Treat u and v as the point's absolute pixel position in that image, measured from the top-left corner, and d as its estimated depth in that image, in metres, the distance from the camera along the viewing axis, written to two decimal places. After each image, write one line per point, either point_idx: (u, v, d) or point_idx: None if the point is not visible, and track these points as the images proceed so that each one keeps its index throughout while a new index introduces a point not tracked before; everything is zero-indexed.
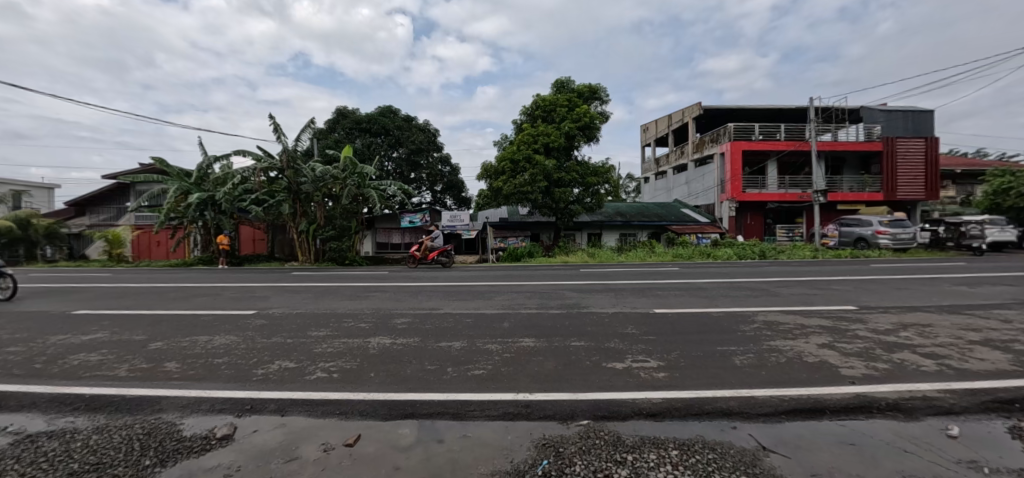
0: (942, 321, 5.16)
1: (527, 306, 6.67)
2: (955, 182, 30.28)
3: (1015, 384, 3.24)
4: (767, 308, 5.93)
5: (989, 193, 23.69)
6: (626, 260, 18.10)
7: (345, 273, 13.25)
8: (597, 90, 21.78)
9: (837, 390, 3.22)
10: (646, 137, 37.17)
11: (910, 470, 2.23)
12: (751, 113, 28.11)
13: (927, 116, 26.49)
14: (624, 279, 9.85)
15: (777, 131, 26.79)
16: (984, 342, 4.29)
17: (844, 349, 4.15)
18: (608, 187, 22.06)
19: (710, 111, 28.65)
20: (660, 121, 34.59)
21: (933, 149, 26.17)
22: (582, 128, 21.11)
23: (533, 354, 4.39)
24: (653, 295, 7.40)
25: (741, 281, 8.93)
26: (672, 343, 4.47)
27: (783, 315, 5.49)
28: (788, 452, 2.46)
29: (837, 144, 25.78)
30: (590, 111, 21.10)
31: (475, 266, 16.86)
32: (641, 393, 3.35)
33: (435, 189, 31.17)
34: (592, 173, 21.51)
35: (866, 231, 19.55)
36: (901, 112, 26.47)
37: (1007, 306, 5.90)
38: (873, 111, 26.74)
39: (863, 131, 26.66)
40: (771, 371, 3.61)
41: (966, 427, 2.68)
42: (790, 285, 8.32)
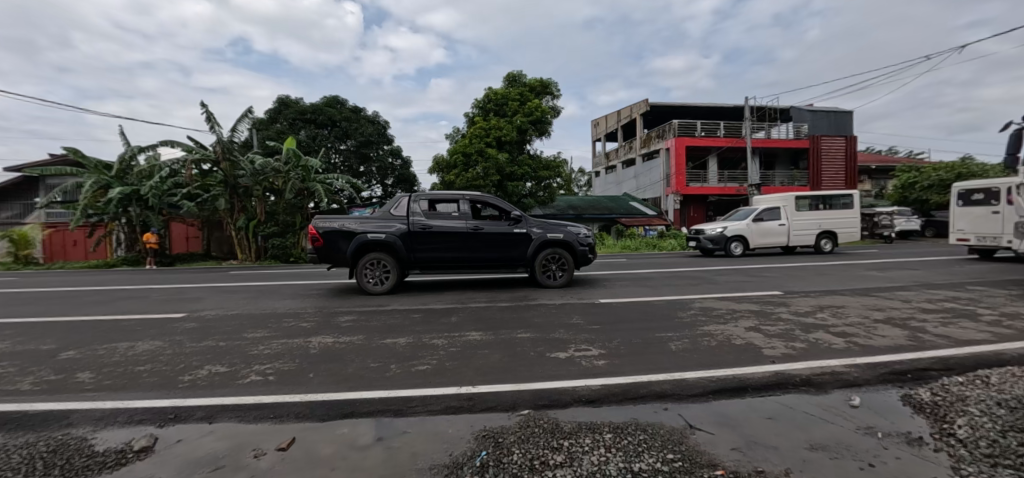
0: (854, 302, 5.70)
1: (476, 300, 6.67)
2: (872, 177, 33.46)
3: (907, 357, 3.64)
4: (705, 295, 6.27)
5: (898, 187, 26.34)
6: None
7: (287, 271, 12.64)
8: (548, 85, 22.02)
9: (759, 370, 3.47)
10: (597, 132, 38.16)
11: (817, 439, 2.43)
12: (694, 111, 29.53)
13: (847, 117, 29.00)
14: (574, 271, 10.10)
15: (717, 128, 28.33)
16: (889, 320, 4.78)
17: (768, 330, 4.48)
18: (560, 181, 22.40)
19: (657, 109, 29.77)
20: (609, 117, 35.62)
21: (852, 145, 28.51)
22: (534, 122, 21.23)
23: (479, 347, 4.40)
24: (600, 286, 7.60)
25: (682, 271, 9.42)
26: (614, 332, 4.61)
27: (718, 301, 5.84)
28: (712, 429, 2.62)
29: (771, 141, 27.51)
30: (541, 106, 21.24)
31: None
32: (582, 380, 3.46)
33: (386, 183, 30.62)
34: (545, 167, 21.70)
35: None
36: (826, 112, 28.74)
37: (905, 288, 6.62)
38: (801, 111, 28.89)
39: (793, 130, 28.77)
40: (703, 355, 3.83)
41: (867, 397, 2.96)
42: (726, 273, 8.90)
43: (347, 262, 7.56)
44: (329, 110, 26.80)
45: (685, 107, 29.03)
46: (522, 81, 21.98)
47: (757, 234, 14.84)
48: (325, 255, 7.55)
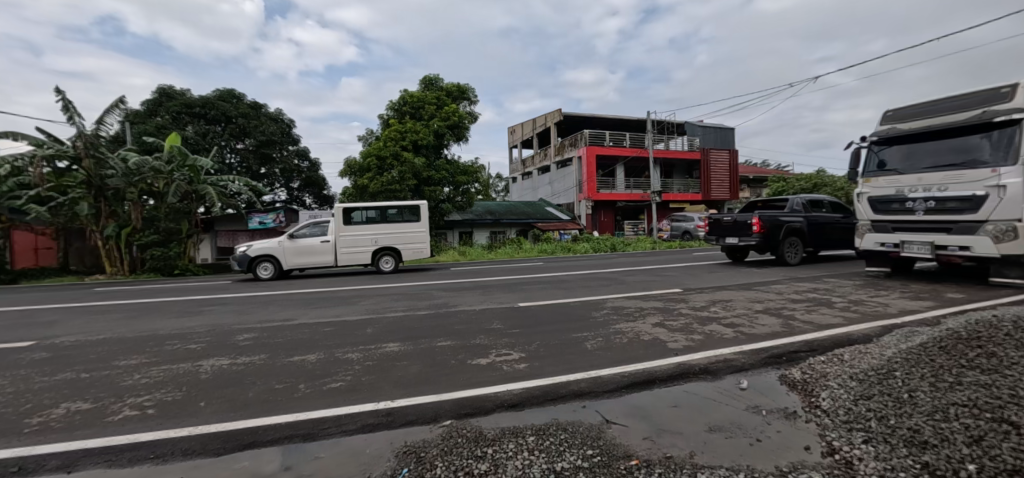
0: (739, 295, 6.50)
1: (393, 309, 6.42)
2: (750, 185, 38.72)
3: (781, 341, 4.23)
4: (616, 295, 6.71)
5: (771, 195, 30.76)
6: (495, 257, 18.90)
7: (166, 286, 11.07)
8: (466, 90, 22.00)
9: (665, 362, 3.78)
10: (513, 139, 39.14)
11: (715, 422, 2.69)
12: (604, 122, 31.67)
13: (729, 133, 33.20)
14: (493, 275, 10.23)
15: (624, 139, 30.73)
16: (767, 310, 5.52)
17: (671, 325, 4.92)
18: (478, 187, 22.47)
19: (571, 119, 31.44)
20: (526, 125, 36.73)
21: (734, 157, 32.62)
22: (451, 127, 21.17)
23: (398, 358, 4.23)
24: (519, 289, 7.76)
25: (594, 273, 10.01)
26: (533, 335, 4.72)
27: (628, 300, 6.29)
28: (626, 422, 2.79)
29: (670, 152, 30.48)
30: (458, 111, 21.26)
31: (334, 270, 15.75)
32: (505, 385, 3.48)
33: (291, 186, 28.60)
34: (462, 172, 21.68)
35: (689, 225, 23.68)
36: (713, 128, 32.64)
37: (777, 281, 7.72)
38: (693, 127, 32.45)
39: (687, 143, 32.17)
40: (615, 351, 4.09)
41: (752, 380, 3.36)
42: (634, 273, 9.63)
43: (780, 242, 11.01)
44: (223, 104, 24.11)
45: (596, 118, 30.98)
46: (438, 85, 21.91)
47: (296, 254, 12.26)
48: (764, 240, 10.79)
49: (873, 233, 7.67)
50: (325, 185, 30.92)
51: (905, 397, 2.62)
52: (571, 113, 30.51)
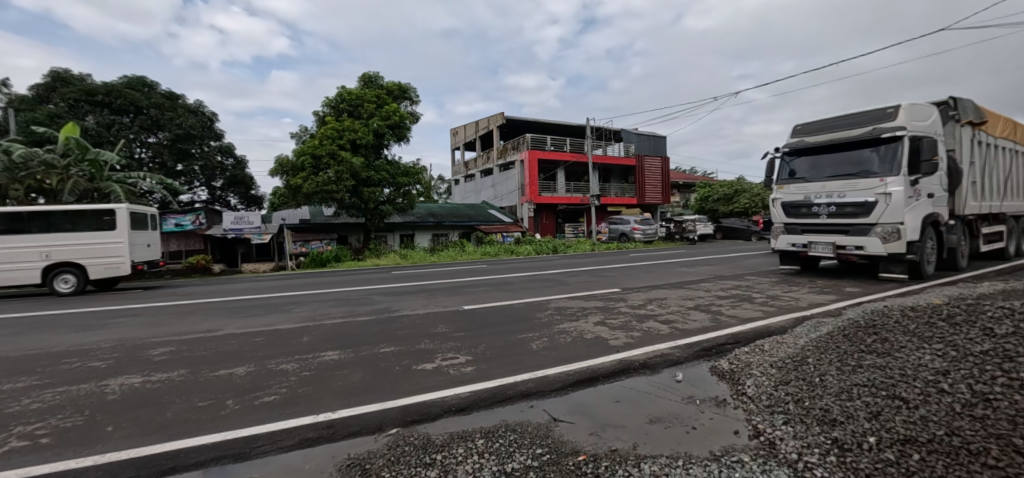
0: (673, 293, 6.96)
1: (332, 316, 6.06)
2: (679, 190, 41.74)
3: (710, 335, 4.59)
4: (559, 296, 6.89)
5: (699, 199, 33.47)
6: (437, 260, 18.58)
7: (52, 297, 9.53)
8: (406, 89, 21.46)
9: (607, 359, 3.94)
10: (455, 140, 38.84)
11: (654, 413, 2.84)
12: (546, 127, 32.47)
13: (661, 141, 35.55)
14: (437, 278, 10.05)
15: (564, 144, 31.74)
16: (696, 307, 5.97)
17: (611, 323, 5.14)
18: (420, 188, 21.93)
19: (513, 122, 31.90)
20: (468, 127, 36.59)
21: (666, 164, 35.01)
22: (391, 127, 20.52)
23: (339, 367, 3.99)
24: (465, 292, 7.70)
25: (538, 274, 10.18)
26: (479, 337, 4.70)
27: (570, 300, 6.48)
28: (572, 419, 2.85)
29: (608, 158, 31.99)
30: (399, 111, 20.66)
31: (261, 275, 14.53)
32: (452, 389, 3.42)
33: (213, 185, 26.08)
34: (403, 173, 21.05)
35: (627, 227, 25.07)
36: (647, 137, 34.76)
37: (705, 279, 8.39)
38: (629, 134, 34.32)
39: (623, 149, 33.96)
40: (561, 351, 4.19)
41: (686, 372, 3.60)
42: (576, 274, 9.96)
43: None
44: (132, 93, 21.43)
45: (538, 123, 31.67)
46: (378, 83, 21.19)
47: None
48: None
49: (784, 235, 8.59)
50: (252, 184, 28.44)
51: (817, 380, 2.88)
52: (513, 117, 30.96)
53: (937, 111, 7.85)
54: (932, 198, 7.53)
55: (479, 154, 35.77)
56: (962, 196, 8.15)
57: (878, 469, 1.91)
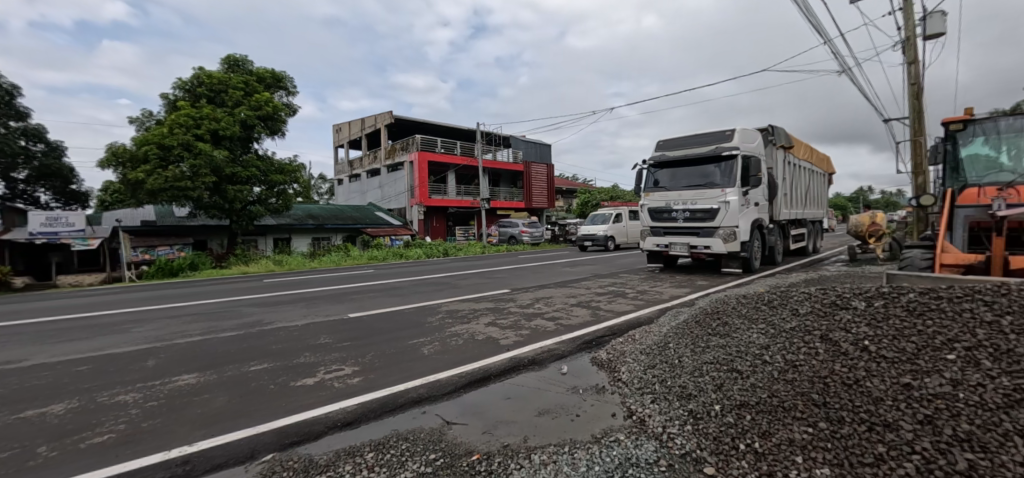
0: (559, 292, 7.44)
1: (187, 334, 5.12)
2: (563, 196, 45.10)
3: (590, 328, 5.01)
4: (451, 299, 6.87)
5: (580, 204, 36.46)
6: (317, 265, 17.07)
7: None
8: (281, 78, 19.35)
9: (498, 358, 4.02)
10: (339, 137, 36.34)
11: (543, 406, 2.97)
12: (433, 129, 32.13)
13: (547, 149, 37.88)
14: (318, 285, 9.19)
15: (454, 147, 31.78)
16: (579, 303, 6.47)
17: (502, 323, 5.29)
18: (297, 188, 19.93)
19: (401, 122, 30.99)
20: (354, 124, 34.50)
21: (552, 171, 37.23)
22: (263, 118, 18.26)
23: (197, 392, 3.38)
24: (351, 299, 7.18)
25: (429, 277, 9.97)
26: (368, 346, 4.41)
27: (462, 303, 6.50)
28: (466, 420, 2.83)
29: (497, 163, 32.80)
30: (273, 101, 18.45)
31: (80, 290, 11.62)
32: (339, 403, 3.14)
33: (13, 177, 20.17)
34: (277, 171, 18.88)
35: (515, 231, 26.09)
36: (534, 144, 36.67)
37: (586, 277, 9.14)
38: (517, 141, 35.91)
39: (512, 155, 35.36)
40: (453, 353, 4.16)
41: (570, 365, 3.85)
42: (468, 276, 10.03)
43: None
44: None
45: (426, 125, 31.16)
46: (247, 68, 18.77)
47: None
48: None
49: (651, 236, 9.80)
50: (74, 177, 22.63)
51: (676, 361, 3.27)
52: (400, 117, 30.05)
53: (761, 136, 9.72)
54: (757, 206, 9.32)
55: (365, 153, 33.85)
56: (778, 204, 10.24)
57: (723, 432, 2.26)
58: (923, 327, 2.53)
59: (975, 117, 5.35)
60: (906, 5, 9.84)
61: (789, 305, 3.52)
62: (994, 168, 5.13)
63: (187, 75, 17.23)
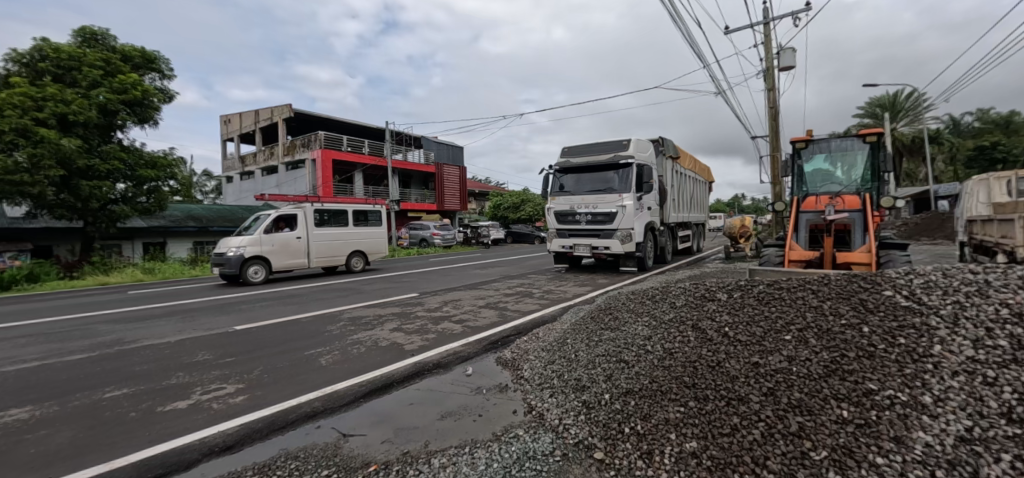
0: (467, 294, 7.46)
1: (16, 360, 4.20)
2: (475, 198, 45.67)
3: (497, 329, 5.09)
4: (354, 305, 6.52)
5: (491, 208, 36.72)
6: (197, 274, 14.92)
7: None
8: (154, 59, 16.89)
9: (401, 364, 3.91)
10: (229, 130, 32.90)
11: (445, 409, 2.93)
12: (337, 126, 30.40)
13: (458, 152, 37.84)
14: (197, 296, 8.12)
15: (362, 145, 30.27)
16: (487, 305, 6.54)
17: (407, 328, 5.15)
18: (174, 185, 17.53)
19: (301, 117, 28.90)
20: (246, 117, 31.57)
21: (463, 173, 37.17)
22: (128, 103, 15.72)
23: (31, 429, 2.79)
24: (238, 310, 6.46)
25: (330, 284, 9.33)
26: (256, 361, 4.01)
27: (365, 309, 6.21)
28: (363, 431, 2.69)
29: (407, 164, 32.01)
30: (144, 84, 16.02)
31: None
32: (218, 425, 2.81)
33: None
34: (148, 164, 16.47)
35: (426, 233, 25.48)
36: (445, 146, 36.39)
37: (495, 279, 9.27)
38: (427, 142, 35.44)
39: (423, 156, 34.71)
40: (352, 362, 3.95)
41: (475, 366, 3.86)
42: (373, 281, 9.61)
43: None
44: None
45: (329, 121, 29.40)
46: (110, 44, 16.17)
47: None
48: None
49: (557, 238, 10.31)
50: None
51: (572, 356, 3.44)
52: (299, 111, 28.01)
53: (653, 147, 10.72)
54: (650, 211, 10.24)
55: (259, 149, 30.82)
56: (667, 209, 11.36)
57: (611, 418, 2.43)
58: (769, 313, 2.98)
59: (815, 137, 6.44)
60: (766, 39, 11.57)
61: (668, 299, 3.91)
62: (829, 181, 6.24)
63: (26, 47, 14.43)
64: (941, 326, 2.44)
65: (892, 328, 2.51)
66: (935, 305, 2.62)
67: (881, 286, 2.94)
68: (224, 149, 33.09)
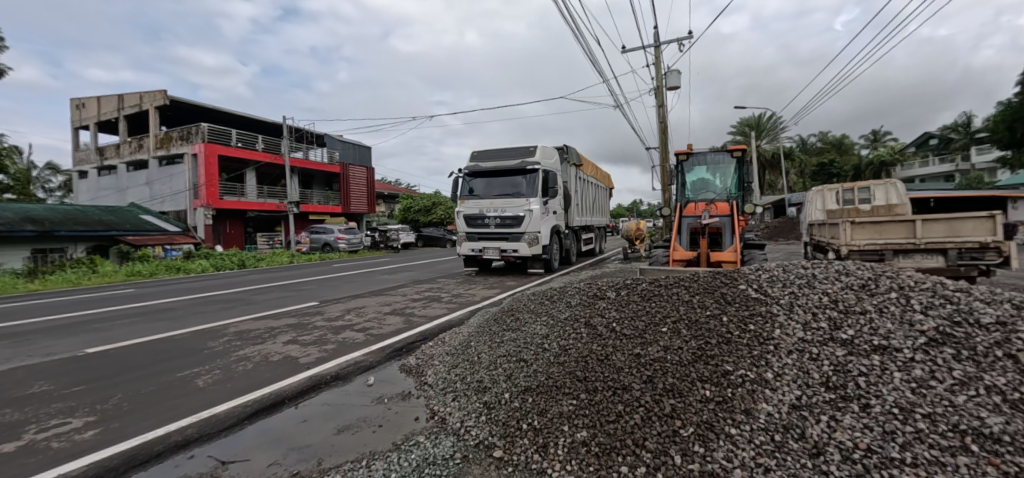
0: (372, 301, 7.18)
1: None
2: (384, 201, 44.19)
3: (402, 335, 4.99)
4: (242, 318, 5.89)
5: (402, 211, 36.04)
6: (37, 288, 12.19)
7: None
8: None
9: (295, 378, 3.63)
10: (82, 115, 27.92)
11: (344, 422, 2.80)
12: (225, 117, 27.31)
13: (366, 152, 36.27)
14: (29, 316, 6.66)
15: (255, 141, 27.47)
16: (393, 311, 6.35)
17: (304, 340, 4.81)
18: None
19: (179, 105, 25.48)
20: (106, 102, 27.12)
21: (372, 175, 35.76)
22: None
23: None
24: (88, 330, 5.44)
25: (216, 295, 8.32)
26: (112, 389, 3.43)
27: (255, 322, 5.65)
28: (247, 456, 2.45)
29: (308, 163, 29.86)
30: None
31: None
32: (55, 469, 2.34)
33: None
34: None
35: (330, 237, 23.96)
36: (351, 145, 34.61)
37: (402, 285, 9.04)
38: (332, 140, 33.44)
39: (327, 155, 32.61)
40: (237, 381, 3.57)
41: (377, 375, 3.74)
42: (266, 291, 8.77)
43: None
44: None
45: (215, 112, 26.31)
46: None
47: None
48: None
49: (467, 241, 10.37)
50: None
51: (476, 358, 3.49)
52: (177, 98, 24.71)
53: (558, 154, 11.32)
54: (555, 215, 10.78)
55: (124, 140, 26.53)
56: (571, 213, 12.06)
57: (510, 416, 2.51)
58: (650, 308, 3.33)
59: (695, 150, 7.30)
60: (656, 60, 12.87)
61: (565, 299, 4.17)
62: (705, 190, 7.12)
63: None
64: (779, 313, 2.94)
65: (744, 316, 2.96)
66: (774, 296, 3.15)
67: (736, 281, 3.46)
68: (76, 139, 27.95)
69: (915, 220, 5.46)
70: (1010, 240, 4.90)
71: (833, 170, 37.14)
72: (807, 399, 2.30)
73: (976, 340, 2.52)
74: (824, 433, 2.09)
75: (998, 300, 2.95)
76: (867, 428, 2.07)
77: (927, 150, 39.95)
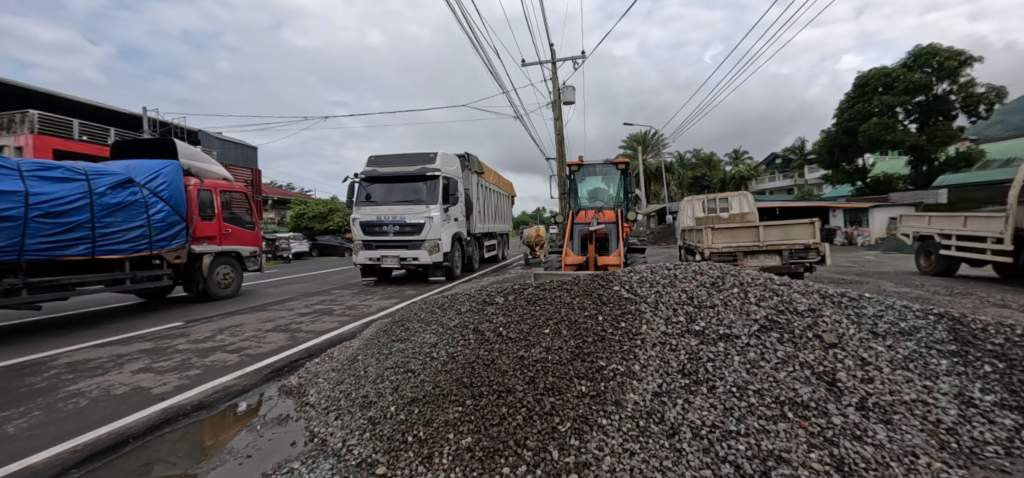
0: (252, 318, 6.52)
1: None
2: (273, 206, 40.22)
3: (283, 354, 4.61)
4: (79, 346, 4.95)
5: (293, 217, 33.31)
6: None
7: None
8: None
9: (145, 412, 3.16)
10: None
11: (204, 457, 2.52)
12: (61, 104, 22.61)
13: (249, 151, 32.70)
14: None
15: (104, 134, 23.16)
16: (276, 328, 5.82)
17: (159, 367, 4.20)
18: None
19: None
20: None
21: (257, 177, 32.42)
22: None
23: None
24: None
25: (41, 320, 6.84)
26: None
27: (96, 350, 4.78)
28: None
29: None
30: None
31: None
32: None
33: None
34: None
35: None
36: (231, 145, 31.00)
37: (289, 299, 8.34)
38: (208, 138, 29.58)
39: None
40: (67, 422, 3.00)
41: (250, 400, 3.43)
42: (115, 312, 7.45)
43: None
44: None
45: (47, 97, 21.68)
46: None
47: None
48: None
49: (363, 250, 9.95)
50: None
51: (362, 372, 3.38)
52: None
53: (459, 162, 11.43)
54: (457, 222, 10.84)
55: None
56: (473, 220, 12.22)
57: (395, 431, 2.48)
58: (535, 311, 3.54)
59: (584, 163, 7.88)
60: (553, 75, 13.61)
61: (456, 306, 4.23)
62: (597, 198, 7.72)
63: None
64: (645, 310, 3.31)
65: (617, 315, 3.29)
66: (642, 294, 3.54)
67: (611, 282, 3.83)
68: None
69: (760, 226, 6.53)
70: (825, 242, 6.19)
71: (704, 183, 42.45)
72: (665, 386, 2.61)
73: (793, 325, 3.09)
74: (679, 414, 2.40)
75: (810, 291, 3.63)
76: (712, 406, 2.43)
77: (773, 168, 47.85)
